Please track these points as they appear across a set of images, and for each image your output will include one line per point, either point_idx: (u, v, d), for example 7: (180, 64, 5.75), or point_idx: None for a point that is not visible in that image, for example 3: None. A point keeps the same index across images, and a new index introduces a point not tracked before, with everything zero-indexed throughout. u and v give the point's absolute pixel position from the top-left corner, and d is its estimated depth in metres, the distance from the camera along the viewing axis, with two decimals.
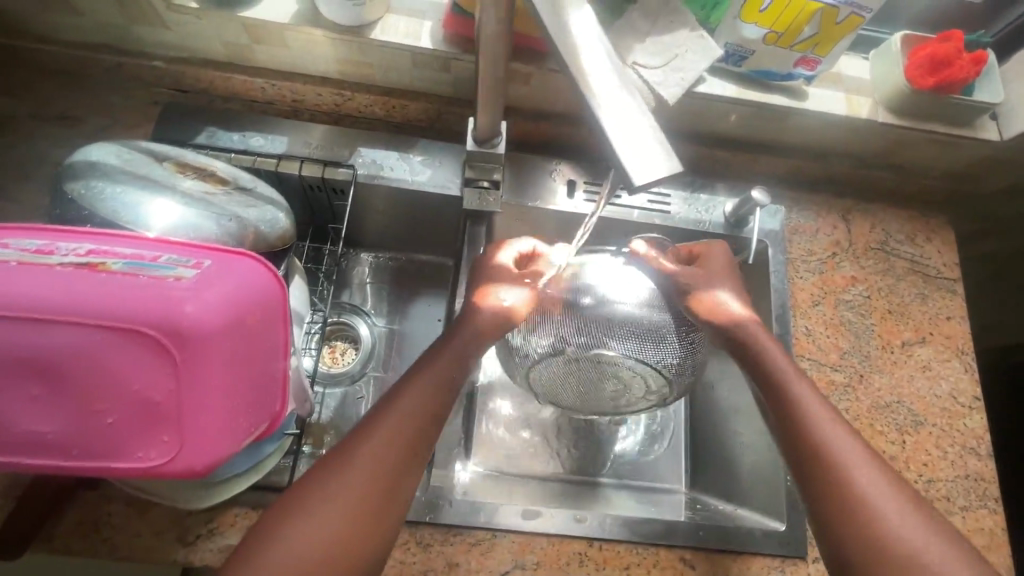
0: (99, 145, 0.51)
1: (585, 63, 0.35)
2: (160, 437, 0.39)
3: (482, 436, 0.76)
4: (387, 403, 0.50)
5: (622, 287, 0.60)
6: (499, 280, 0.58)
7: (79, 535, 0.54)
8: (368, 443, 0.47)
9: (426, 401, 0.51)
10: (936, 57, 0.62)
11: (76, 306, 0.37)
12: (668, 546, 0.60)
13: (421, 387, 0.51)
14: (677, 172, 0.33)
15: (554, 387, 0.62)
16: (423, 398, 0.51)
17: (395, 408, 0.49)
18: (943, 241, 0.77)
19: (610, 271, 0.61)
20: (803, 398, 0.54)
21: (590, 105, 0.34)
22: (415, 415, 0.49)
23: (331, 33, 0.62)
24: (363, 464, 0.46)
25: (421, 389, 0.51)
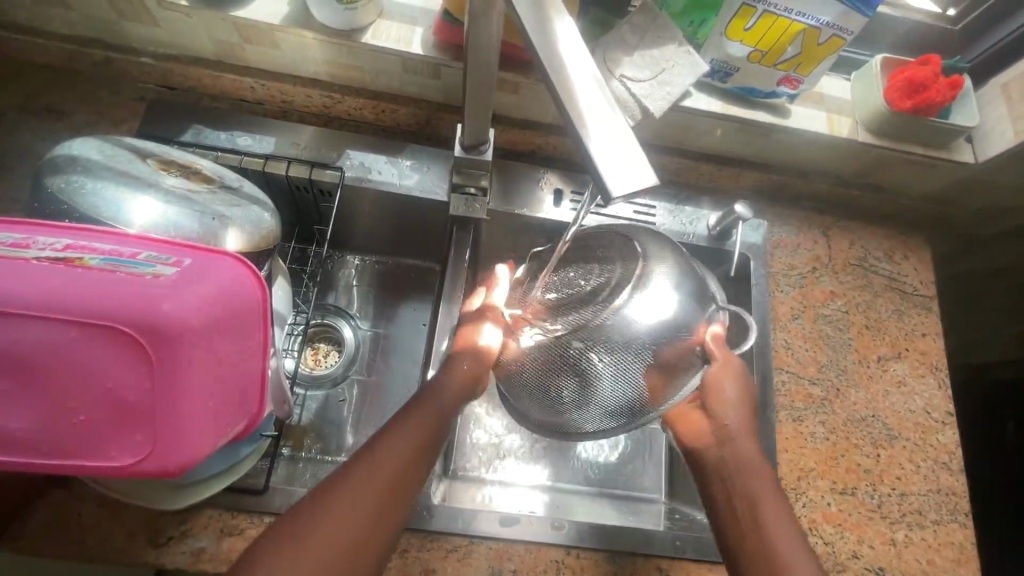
0: (83, 139, 0.51)
1: (568, 75, 0.36)
2: (133, 436, 0.38)
3: (464, 445, 0.76)
4: (367, 453, 0.49)
5: (665, 292, 0.53)
6: (477, 323, 0.59)
7: (47, 536, 0.53)
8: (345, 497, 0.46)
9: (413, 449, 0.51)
10: (913, 81, 0.64)
11: (49, 302, 0.36)
12: (645, 554, 0.61)
13: (407, 435, 0.51)
14: (655, 185, 0.33)
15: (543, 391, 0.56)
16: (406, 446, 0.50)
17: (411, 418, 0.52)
18: (919, 260, 0.78)
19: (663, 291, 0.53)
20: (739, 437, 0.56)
21: (572, 116, 0.35)
22: (398, 468, 0.49)
23: (321, 35, 0.62)
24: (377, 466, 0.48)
25: (408, 434, 0.51)
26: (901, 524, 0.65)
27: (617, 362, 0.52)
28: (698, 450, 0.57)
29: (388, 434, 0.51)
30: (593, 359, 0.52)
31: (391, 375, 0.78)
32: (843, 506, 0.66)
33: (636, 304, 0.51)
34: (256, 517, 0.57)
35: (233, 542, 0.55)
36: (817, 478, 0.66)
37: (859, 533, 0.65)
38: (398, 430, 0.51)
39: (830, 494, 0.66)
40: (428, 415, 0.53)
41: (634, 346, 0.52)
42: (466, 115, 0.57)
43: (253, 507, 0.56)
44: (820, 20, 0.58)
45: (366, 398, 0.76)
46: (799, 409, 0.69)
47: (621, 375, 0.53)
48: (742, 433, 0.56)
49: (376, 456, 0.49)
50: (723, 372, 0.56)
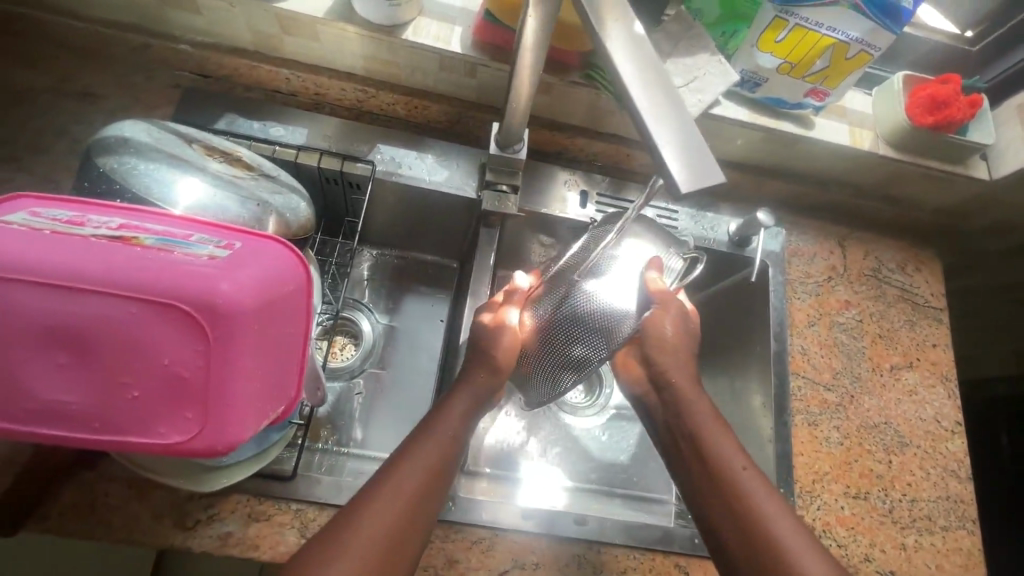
0: (131, 122, 0.52)
1: (633, 67, 0.35)
2: (184, 414, 0.39)
3: (478, 440, 0.76)
4: (375, 489, 0.47)
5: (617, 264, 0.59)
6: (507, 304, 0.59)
7: (74, 517, 0.53)
8: (352, 537, 0.44)
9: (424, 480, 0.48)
10: (936, 98, 0.66)
11: (110, 276, 0.37)
12: (663, 551, 0.62)
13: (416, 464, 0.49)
14: (722, 181, 0.32)
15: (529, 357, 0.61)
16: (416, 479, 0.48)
17: (448, 415, 0.53)
18: (930, 272, 0.81)
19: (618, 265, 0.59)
20: (700, 411, 0.55)
21: (640, 106, 0.34)
22: (407, 505, 0.47)
23: (363, 30, 0.63)
24: (415, 464, 0.49)
25: (426, 455, 0.50)
26: (912, 530, 0.67)
27: (580, 309, 0.57)
28: (638, 395, 0.61)
29: (426, 433, 0.52)
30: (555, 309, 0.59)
31: (409, 369, 0.78)
32: (856, 510, 0.67)
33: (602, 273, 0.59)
34: (283, 503, 0.57)
35: (260, 527, 0.55)
36: (831, 481, 0.68)
37: (871, 536, 0.66)
38: (433, 430, 0.52)
39: (844, 498, 0.67)
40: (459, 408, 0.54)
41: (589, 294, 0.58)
42: (510, 108, 0.57)
43: (281, 493, 0.57)
44: (850, 36, 0.60)
45: (383, 390, 0.76)
46: (814, 414, 0.71)
47: (585, 323, 0.57)
48: (682, 376, 0.57)
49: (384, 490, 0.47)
50: (661, 314, 0.58)
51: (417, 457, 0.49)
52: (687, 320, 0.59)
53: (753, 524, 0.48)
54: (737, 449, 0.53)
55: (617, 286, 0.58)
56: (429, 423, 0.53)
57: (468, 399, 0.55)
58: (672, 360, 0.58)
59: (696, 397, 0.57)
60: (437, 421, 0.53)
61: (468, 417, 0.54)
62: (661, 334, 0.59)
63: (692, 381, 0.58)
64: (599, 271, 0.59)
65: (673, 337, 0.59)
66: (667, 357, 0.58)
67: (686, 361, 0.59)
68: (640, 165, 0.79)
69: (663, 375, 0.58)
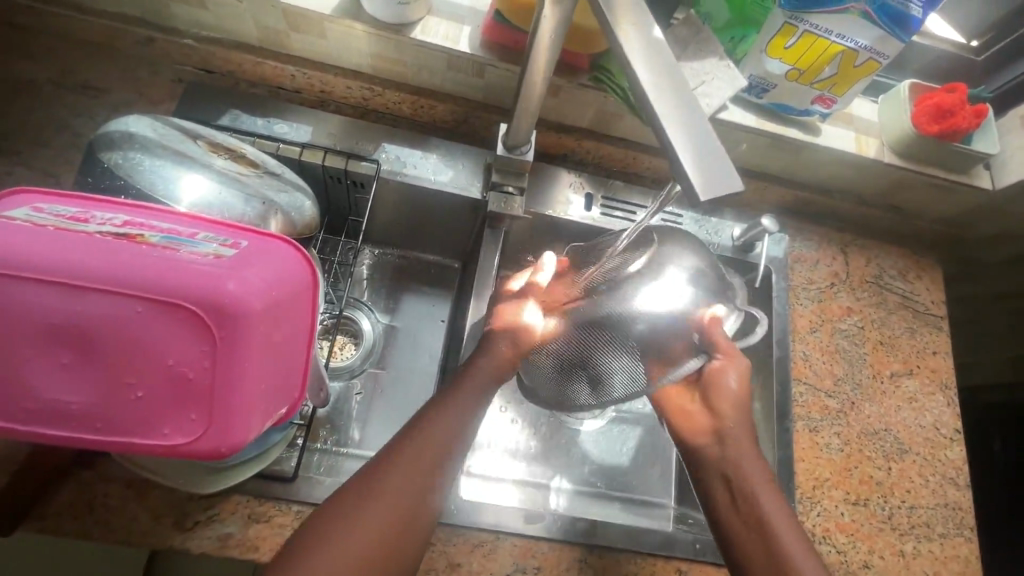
0: (135, 117, 0.51)
1: (650, 70, 0.35)
2: (188, 415, 0.38)
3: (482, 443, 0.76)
4: (377, 475, 0.47)
5: (666, 290, 0.55)
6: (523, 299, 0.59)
7: (71, 517, 0.52)
8: (350, 522, 0.44)
9: (414, 484, 0.47)
10: (941, 107, 0.66)
11: (115, 275, 0.36)
12: (665, 556, 0.62)
13: (405, 468, 0.47)
14: (741, 189, 0.32)
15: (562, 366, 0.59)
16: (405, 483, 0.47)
17: (457, 399, 0.53)
18: (931, 279, 0.81)
19: (670, 291, 0.55)
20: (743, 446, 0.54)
21: (657, 111, 0.34)
22: (395, 510, 0.45)
23: (372, 28, 0.63)
24: (422, 446, 0.49)
25: (434, 437, 0.50)
26: (911, 536, 0.67)
27: (609, 340, 0.55)
28: (698, 448, 0.55)
29: (435, 415, 0.51)
30: (603, 335, 0.55)
31: (410, 369, 0.78)
32: (855, 516, 0.67)
33: (644, 302, 0.54)
34: (284, 505, 0.56)
35: (260, 529, 0.55)
36: (831, 488, 0.68)
37: (870, 543, 0.66)
38: (442, 412, 0.52)
39: (844, 504, 0.67)
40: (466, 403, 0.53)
41: (642, 326, 0.54)
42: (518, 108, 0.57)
43: (281, 495, 0.56)
44: (858, 43, 0.60)
45: (384, 390, 0.76)
46: (815, 420, 0.71)
47: (616, 352, 0.55)
48: (742, 431, 0.55)
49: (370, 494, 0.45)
50: (727, 364, 0.56)
51: (426, 439, 0.49)
52: (750, 376, 0.57)
53: (779, 556, 0.48)
54: (775, 491, 0.52)
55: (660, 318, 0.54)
56: (430, 415, 0.51)
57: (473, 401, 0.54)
58: (736, 415, 0.55)
59: (755, 454, 0.54)
60: (448, 403, 0.52)
61: (475, 418, 0.53)
62: (726, 391, 0.56)
63: (749, 437, 0.55)
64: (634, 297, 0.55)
65: (737, 390, 0.56)
66: (731, 414, 0.55)
67: (745, 418, 0.56)
68: (645, 168, 0.79)
69: (727, 431, 0.55)
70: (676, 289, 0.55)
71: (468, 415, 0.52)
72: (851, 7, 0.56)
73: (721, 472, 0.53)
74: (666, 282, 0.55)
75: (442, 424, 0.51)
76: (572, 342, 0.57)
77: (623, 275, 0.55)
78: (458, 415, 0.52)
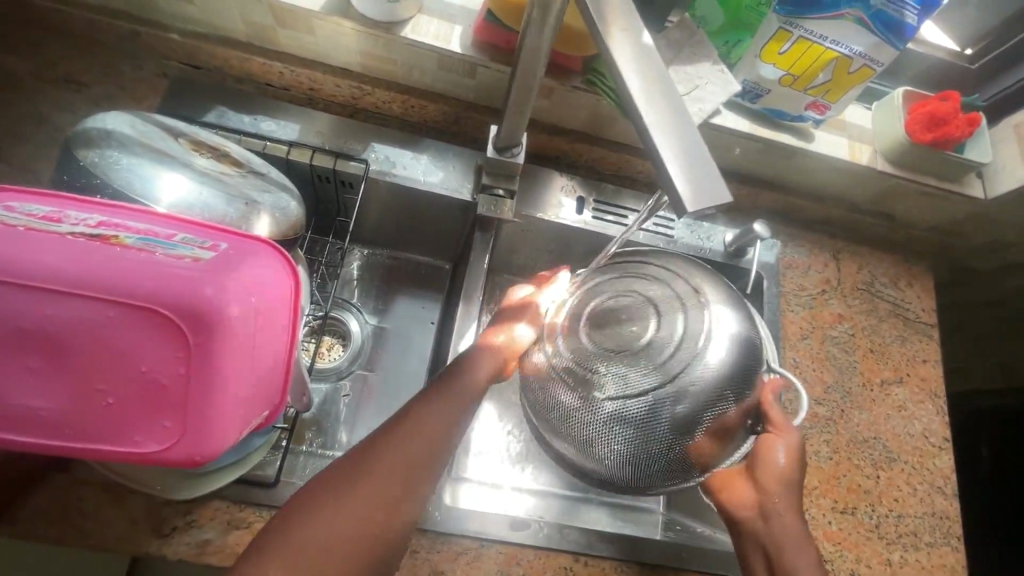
0: (115, 113, 0.50)
1: (640, 76, 0.34)
2: (161, 423, 0.37)
3: (470, 447, 0.75)
4: (361, 462, 0.47)
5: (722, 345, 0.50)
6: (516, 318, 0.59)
7: (45, 522, 0.51)
8: (330, 506, 0.44)
9: (390, 480, 0.46)
10: (935, 115, 0.66)
11: (86, 278, 0.35)
12: (652, 565, 0.61)
13: (382, 463, 0.47)
14: (730, 200, 0.31)
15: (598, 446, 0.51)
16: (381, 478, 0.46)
17: (444, 393, 0.52)
18: (922, 287, 0.81)
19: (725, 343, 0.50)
20: (786, 521, 0.55)
21: (646, 118, 0.33)
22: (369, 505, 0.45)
23: (361, 26, 0.61)
24: (406, 437, 0.49)
25: (420, 429, 0.49)
26: (898, 545, 0.67)
27: (663, 423, 0.49)
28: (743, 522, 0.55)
29: (423, 406, 0.51)
30: (654, 409, 0.48)
31: (398, 372, 0.77)
32: (843, 525, 0.67)
33: (704, 376, 0.48)
34: (264, 511, 0.55)
35: (240, 535, 0.54)
36: (819, 496, 0.68)
37: (857, 552, 0.66)
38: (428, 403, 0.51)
39: (831, 513, 0.67)
40: (452, 400, 0.52)
41: (698, 401, 0.48)
42: (507, 109, 0.56)
43: (262, 500, 0.55)
44: (852, 50, 0.60)
45: (372, 392, 0.74)
46: (804, 427, 0.70)
47: (669, 435, 0.49)
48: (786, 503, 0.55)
49: (345, 485, 0.45)
50: (775, 438, 0.55)
51: (411, 429, 0.49)
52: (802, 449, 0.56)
53: None
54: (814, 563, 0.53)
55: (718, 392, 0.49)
56: (416, 406, 0.51)
57: (457, 401, 0.52)
58: (781, 489, 0.55)
59: (796, 526, 0.55)
60: (435, 395, 0.52)
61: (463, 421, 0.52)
62: (774, 465, 0.55)
63: (792, 511, 0.55)
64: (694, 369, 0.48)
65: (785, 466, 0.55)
66: (776, 490, 0.55)
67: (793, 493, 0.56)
68: (637, 171, 0.78)
69: (773, 507, 0.55)
70: (726, 347, 0.50)
71: (454, 415, 0.51)
72: (846, 13, 0.56)
73: (762, 545, 0.55)
74: (722, 338, 0.50)
75: (421, 423, 0.50)
76: (616, 424, 0.49)
77: (665, 337, 0.49)
78: (443, 413, 0.51)
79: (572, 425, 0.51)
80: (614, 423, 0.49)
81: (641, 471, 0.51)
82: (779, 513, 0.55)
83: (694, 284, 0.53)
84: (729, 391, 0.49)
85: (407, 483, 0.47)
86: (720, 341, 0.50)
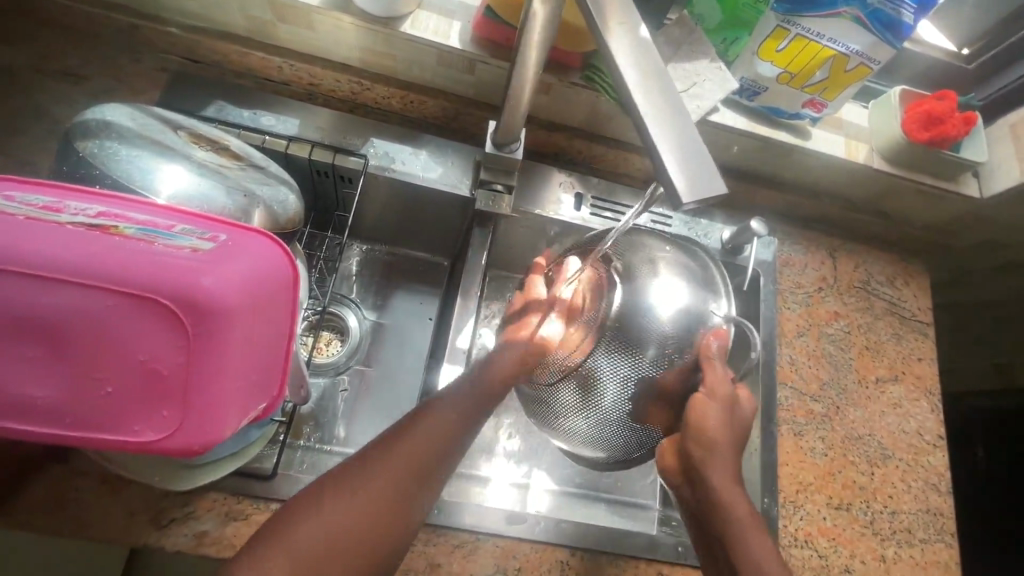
0: (115, 105, 0.50)
1: (636, 69, 0.34)
2: (160, 412, 0.37)
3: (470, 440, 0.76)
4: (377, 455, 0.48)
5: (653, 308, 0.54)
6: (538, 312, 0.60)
7: (43, 513, 0.51)
8: (346, 494, 0.45)
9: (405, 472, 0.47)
10: (931, 114, 0.66)
11: (86, 268, 0.35)
12: (647, 559, 0.62)
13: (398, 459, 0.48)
14: (725, 192, 0.31)
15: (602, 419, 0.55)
16: (396, 473, 0.47)
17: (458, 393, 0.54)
18: (918, 286, 0.81)
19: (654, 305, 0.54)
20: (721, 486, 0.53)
21: (642, 110, 0.33)
22: (381, 497, 0.46)
23: (360, 21, 0.62)
24: (423, 432, 0.50)
25: (435, 425, 0.51)
26: (892, 542, 0.67)
27: (608, 390, 0.53)
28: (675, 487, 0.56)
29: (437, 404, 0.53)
30: (630, 367, 0.53)
31: (395, 367, 0.77)
32: (838, 521, 0.67)
33: (639, 340, 0.53)
34: (262, 503, 0.56)
35: (237, 527, 0.54)
36: (814, 492, 0.68)
37: (852, 548, 0.66)
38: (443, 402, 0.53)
39: (826, 508, 0.67)
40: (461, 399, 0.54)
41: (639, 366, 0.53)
42: (506, 105, 0.56)
43: (259, 492, 0.55)
44: (850, 48, 0.60)
45: (370, 388, 0.75)
46: (800, 424, 0.71)
47: (617, 401, 0.54)
48: (724, 470, 0.54)
49: (361, 475, 0.46)
50: (710, 398, 0.53)
51: (428, 426, 0.51)
52: (734, 414, 0.54)
53: None
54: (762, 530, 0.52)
55: (656, 354, 0.53)
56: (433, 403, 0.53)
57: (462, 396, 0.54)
58: (714, 453, 0.54)
59: (733, 487, 0.54)
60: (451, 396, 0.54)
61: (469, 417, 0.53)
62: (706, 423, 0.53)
63: (731, 475, 0.54)
64: (627, 335, 0.53)
65: (717, 430, 0.53)
66: (709, 452, 0.54)
67: (728, 455, 0.54)
68: (635, 169, 0.78)
69: (700, 474, 0.54)
70: (664, 301, 0.54)
71: (468, 413, 0.53)
72: (843, 12, 0.57)
73: (699, 514, 0.55)
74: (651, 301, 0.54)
75: (441, 422, 0.51)
76: (570, 393, 0.55)
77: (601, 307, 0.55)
78: (455, 409, 0.53)
79: (539, 397, 0.58)
80: (568, 393, 0.55)
81: (646, 429, 0.56)
82: (718, 479, 0.53)
83: (638, 250, 0.58)
84: (675, 346, 0.53)
85: (420, 479, 0.48)
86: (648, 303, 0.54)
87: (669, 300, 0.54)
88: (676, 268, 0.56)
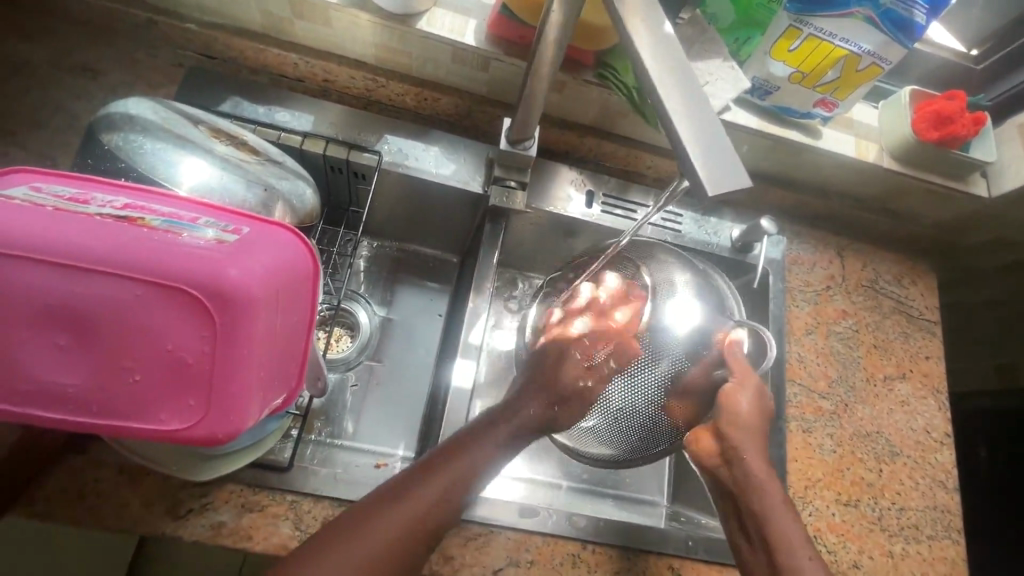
0: (137, 100, 0.51)
1: (659, 65, 0.35)
2: (185, 401, 0.38)
3: None
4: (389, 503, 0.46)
5: (677, 319, 0.55)
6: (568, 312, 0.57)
7: (62, 502, 0.52)
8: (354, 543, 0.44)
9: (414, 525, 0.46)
10: (941, 114, 0.67)
11: (115, 258, 0.35)
12: (658, 553, 0.62)
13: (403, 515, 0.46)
14: (749, 184, 0.32)
15: (617, 421, 0.56)
16: (398, 531, 0.45)
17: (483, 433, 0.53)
18: (925, 285, 0.82)
19: (677, 315, 0.55)
20: (754, 467, 0.55)
21: (666, 105, 0.34)
22: (379, 557, 0.44)
23: (377, 18, 0.62)
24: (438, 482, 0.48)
25: (452, 472, 0.49)
26: (899, 538, 0.68)
27: (631, 398, 0.55)
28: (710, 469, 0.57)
29: (461, 448, 0.51)
30: (651, 375, 0.54)
31: (405, 363, 0.77)
32: (846, 517, 0.68)
33: (665, 349, 0.54)
34: (277, 494, 0.56)
35: (254, 518, 0.55)
36: (822, 488, 0.68)
37: (860, 543, 0.67)
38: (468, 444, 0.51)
39: (835, 504, 0.68)
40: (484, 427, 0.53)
41: (663, 374, 0.54)
42: (522, 102, 0.57)
43: (276, 484, 0.56)
44: (861, 48, 0.61)
45: (380, 383, 0.75)
46: (809, 421, 0.71)
47: (638, 408, 0.55)
48: (754, 454, 0.55)
49: (365, 529, 0.44)
50: (738, 386, 0.56)
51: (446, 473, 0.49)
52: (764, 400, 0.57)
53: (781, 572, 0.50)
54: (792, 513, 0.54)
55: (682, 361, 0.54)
56: (456, 445, 0.51)
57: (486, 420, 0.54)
58: (743, 436, 0.55)
59: (766, 470, 0.55)
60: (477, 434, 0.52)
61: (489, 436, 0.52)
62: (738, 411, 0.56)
63: (759, 457, 0.56)
64: (654, 347, 0.54)
65: (747, 413, 0.56)
66: (739, 438, 0.56)
67: (756, 435, 0.56)
68: (645, 167, 0.79)
69: (733, 454, 0.56)
70: (684, 312, 0.55)
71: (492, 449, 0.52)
72: (856, 12, 0.57)
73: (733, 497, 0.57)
74: (674, 312, 0.55)
75: (457, 469, 0.49)
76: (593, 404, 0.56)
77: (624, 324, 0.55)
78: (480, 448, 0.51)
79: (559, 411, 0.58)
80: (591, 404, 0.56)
81: (660, 431, 0.56)
82: (748, 459, 0.55)
83: (655, 262, 0.59)
84: (696, 353, 0.55)
85: (424, 535, 0.46)
86: (670, 313, 0.55)
87: (690, 308, 0.55)
88: (692, 278, 0.58)
